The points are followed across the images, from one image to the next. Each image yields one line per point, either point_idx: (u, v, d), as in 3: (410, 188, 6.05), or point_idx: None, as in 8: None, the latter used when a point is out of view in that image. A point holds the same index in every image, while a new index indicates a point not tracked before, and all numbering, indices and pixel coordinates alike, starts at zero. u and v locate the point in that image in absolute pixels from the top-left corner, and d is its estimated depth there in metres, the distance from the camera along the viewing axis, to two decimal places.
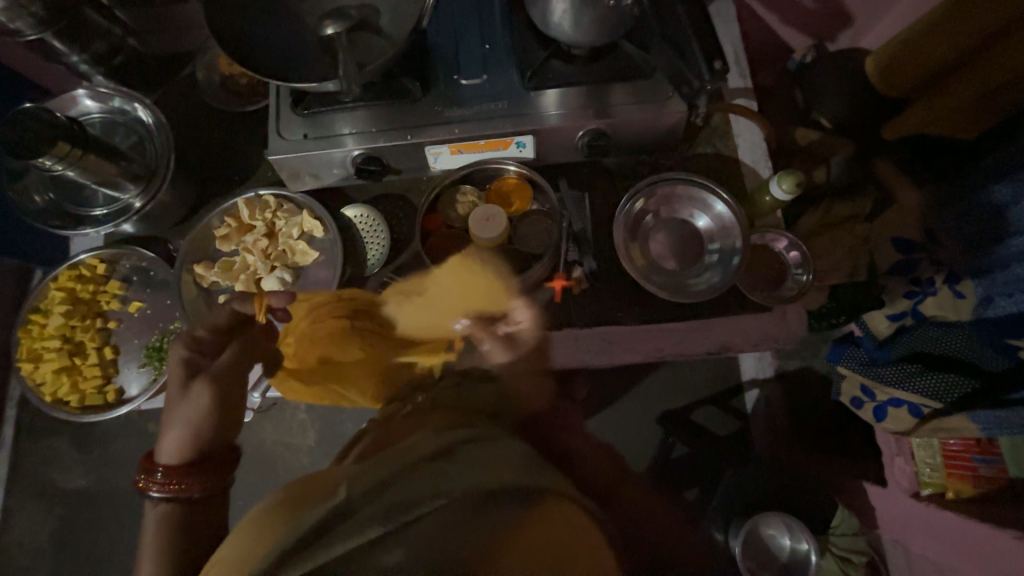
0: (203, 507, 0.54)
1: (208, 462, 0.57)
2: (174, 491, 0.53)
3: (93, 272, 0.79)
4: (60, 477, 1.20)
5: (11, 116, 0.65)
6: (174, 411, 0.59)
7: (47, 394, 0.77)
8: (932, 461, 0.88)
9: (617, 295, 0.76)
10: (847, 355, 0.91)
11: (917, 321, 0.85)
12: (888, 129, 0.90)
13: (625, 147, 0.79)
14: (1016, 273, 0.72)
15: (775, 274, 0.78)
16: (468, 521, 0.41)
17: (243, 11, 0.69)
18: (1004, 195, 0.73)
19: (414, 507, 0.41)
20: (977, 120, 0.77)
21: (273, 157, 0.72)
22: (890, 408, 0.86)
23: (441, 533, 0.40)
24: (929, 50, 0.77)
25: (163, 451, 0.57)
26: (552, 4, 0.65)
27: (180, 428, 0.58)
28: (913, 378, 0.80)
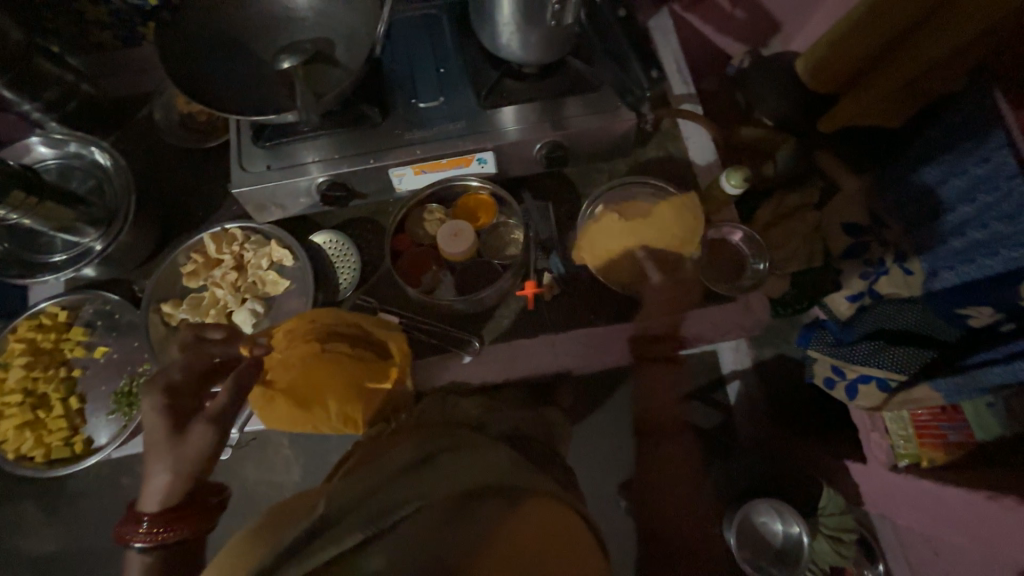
0: (189, 552, 0.52)
1: (197, 510, 0.54)
2: (160, 540, 0.51)
3: (55, 320, 0.77)
4: (25, 545, 1.13)
5: None
6: (158, 455, 0.54)
7: (10, 452, 0.73)
8: (904, 433, 0.90)
9: (587, 297, 0.78)
10: (817, 338, 0.96)
11: (875, 300, 0.90)
12: (825, 122, 0.97)
13: (582, 156, 0.83)
14: (955, 246, 0.77)
15: (735, 264, 0.82)
16: (449, 520, 0.41)
17: (199, 51, 0.71)
18: (934, 176, 0.81)
19: (390, 512, 0.42)
20: (897, 109, 0.86)
21: (237, 190, 0.72)
22: (860, 385, 0.88)
23: (422, 536, 0.40)
24: (852, 48, 0.84)
25: (145, 499, 0.54)
26: (499, 27, 0.69)
27: (167, 470, 0.54)
28: (878, 353, 0.84)
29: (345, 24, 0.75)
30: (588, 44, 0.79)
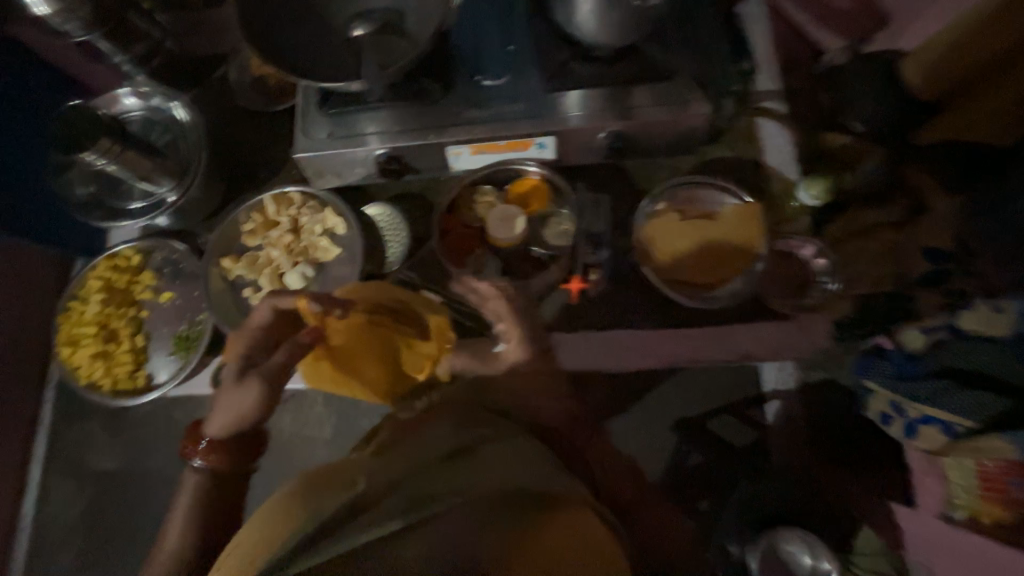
0: (226, 485, 0.57)
1: (247, 450, 0.59)
2: (211, 465, 0.57)
3: (129, 262, 0.83)
4: (89, 460, 1.26)
5: (61, 114, 0.69)
6: (229, 393, 0.59)
7: (82, 378, 0.80)
8: (967, 485, 0.72)
9: (634, 299, 0.75)
10: (872, 367, 0.77)
11: (953, 334, 0.72)
12: (926, 131, 0.81)
13: (646, 150, 0.78)
14: None
15: (802, 282, 0.75)
16: (491, 517, 0.43)
17: (276, 13, 0.72)
18: None
19: (436, 500, 0.44)
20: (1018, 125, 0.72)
21: (299, 155, 0.74)
22: (920, 427, 0.72)
23: (465, 528, 0.42)
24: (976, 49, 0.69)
25: (209, 424, 0.59)
26: (576, 5, 0.65)
27: (231, 407, 0.59)
28: (947, 392, 0.69)
29: None
30: (669, 28, 0.73)
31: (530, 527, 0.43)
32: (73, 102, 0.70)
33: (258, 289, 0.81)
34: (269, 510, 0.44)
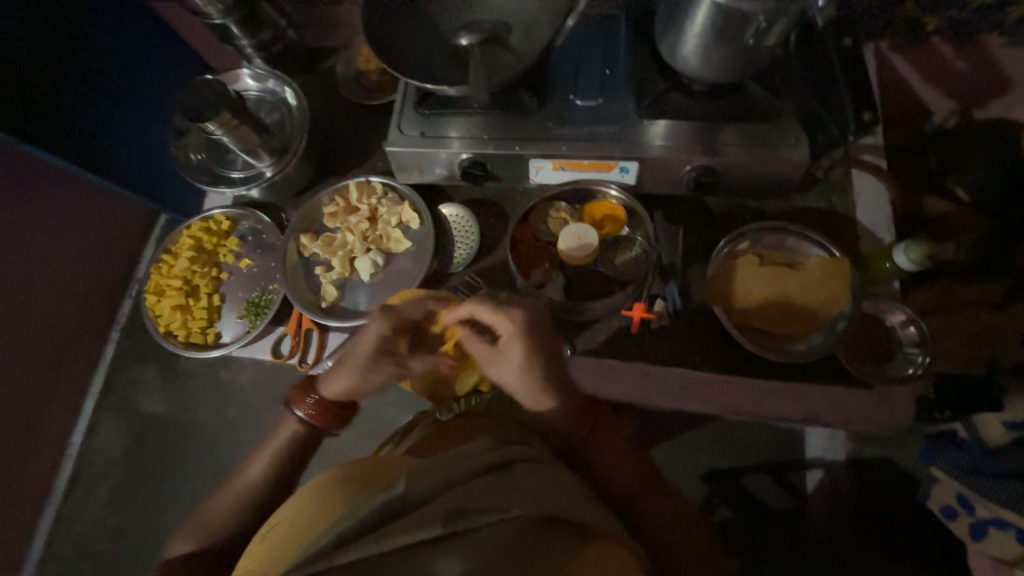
0: (308, 440, 0.68)
1: (344, 414, 0.69)
2: (312, 418, 0.66)
3: (219, 227, 0.89)
4: (144, 401, 1.43)
5: (197, 85, 0.76)
6: (341, 365, 0.65)
7: (161, 326, 0.86)
8: None
9: (697, 339, 0.72)
10: (943, 456, 0.77)
11: None
12: None
13: (730, 189, 0.76)
14: None
15: (885, 349, 0.70)
16: (528, 544, 0.43)
17: (393, 16, 0.76)
18: None
19: (472, 517, 0.44)
20: None
21: (389, 149, 0.77)
22: (992, 528, 0.70)
23: (500, 549, 0.42)
24: None
25: (321, 384, 0.67)
26: (684, 36, 0.64)
27: (339, 379, 0.65)
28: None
29: (528, 11, 0.75)
30: (774, 71, 0.71)
31: (565, 558, 0.43)
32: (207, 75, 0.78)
33: (329, 269, 0.85)
34: (320, 488, 0.52)
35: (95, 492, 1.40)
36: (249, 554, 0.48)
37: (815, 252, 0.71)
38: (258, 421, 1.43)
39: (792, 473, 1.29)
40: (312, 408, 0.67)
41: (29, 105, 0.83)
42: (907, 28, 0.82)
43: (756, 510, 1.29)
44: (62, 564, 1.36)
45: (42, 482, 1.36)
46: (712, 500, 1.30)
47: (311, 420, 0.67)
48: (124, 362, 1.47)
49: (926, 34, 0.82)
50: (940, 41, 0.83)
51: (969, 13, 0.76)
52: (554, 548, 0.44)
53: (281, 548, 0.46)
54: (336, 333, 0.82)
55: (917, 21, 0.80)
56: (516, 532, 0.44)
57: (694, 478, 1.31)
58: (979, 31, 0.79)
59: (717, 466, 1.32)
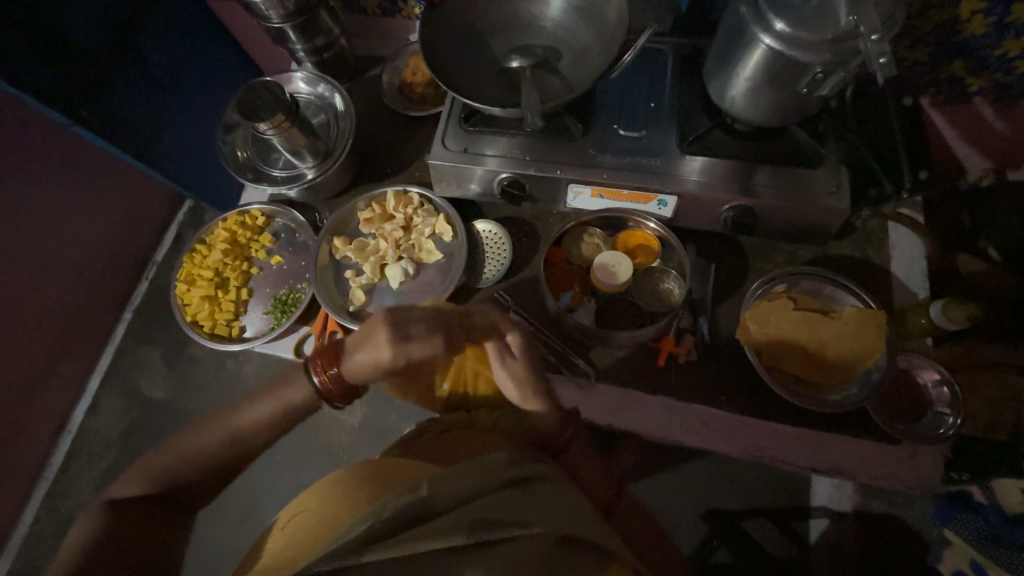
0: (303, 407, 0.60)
1: (362, 390, 0.63)
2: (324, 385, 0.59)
3: (254, 222, 0.90)
4: (145, 385, 1.43)
5: (260, 89, 0.81)
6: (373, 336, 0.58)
7: (187, 315, 0.87)
8: None
9: (721, 377, 0.72)
10: (960, 520, 0.82)
11: None
12: None
13: (766, 229, 0.76)
14: None
15: (916, 406, 0.70)
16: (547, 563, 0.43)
17: (448, 33, 0.78)
18: None
19: (498, 528, 0.42)
20: None
21: (432, 161, 0.78)
22: None
23: (525, 563, 0.40)
24: None
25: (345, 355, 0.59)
26: (734, 79, 0.66)
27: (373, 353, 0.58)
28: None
29: (581, 39, 0.77)
30: (820, 118, 0.72)
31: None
32: (267, 78, 0.81)
33: (359, 274, 0.85)
34: (342, 489, 0.50)
35: (87, 473, 1.38)
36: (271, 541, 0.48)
37: (851, 301, 0.71)
38: None
39: (794, 520, 1.26)
40: (331, 382, 0.59)
41: (90, 91, 0.85)
42: (950, 87, 0.83)
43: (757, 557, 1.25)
44: (43, 543, 1.32)
45: (36, 456, 1.34)
46: (712, 542, 1.27)
47: (327, 393, 0.60)
48: (130, 345, 1.48)
49: (968, 94, 0.83)
50: (982, 102, 0.84)
51: (1016, 78, 0.77)
52: (572, 568, 0.43)
53: (301, 537, 0.45)
54: None
55: (961, 81, 0.81)
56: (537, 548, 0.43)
57: (694, 516, 1.29)
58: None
59: (718, 506, 1.29)
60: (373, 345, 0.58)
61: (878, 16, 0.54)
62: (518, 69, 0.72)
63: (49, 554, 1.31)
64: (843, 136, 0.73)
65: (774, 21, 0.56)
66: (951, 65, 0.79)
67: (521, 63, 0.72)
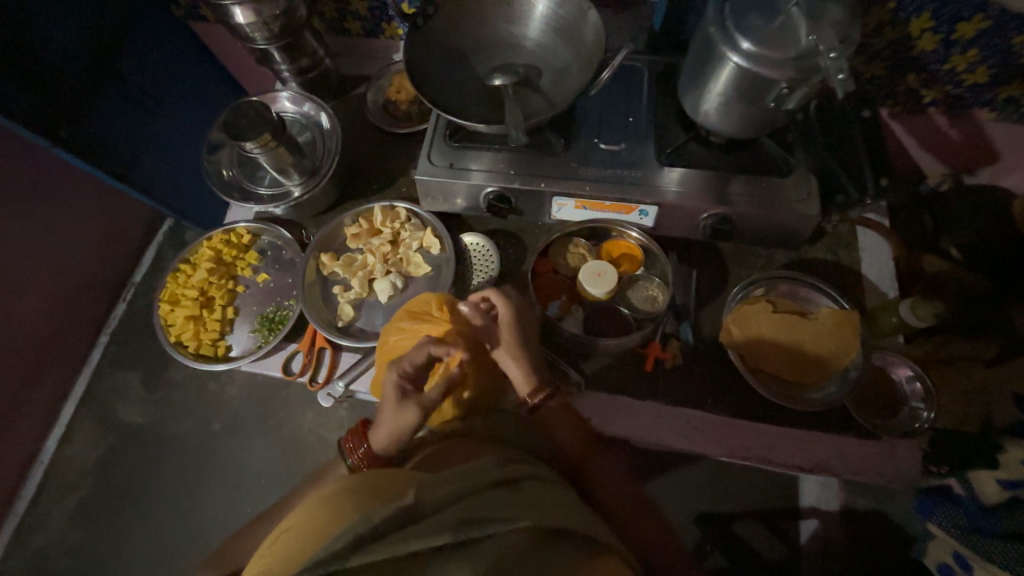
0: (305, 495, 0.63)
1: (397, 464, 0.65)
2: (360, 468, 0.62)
3: (239, 240, 0.90)
4: (122, 410, 1.39)
5: (246, 109, 0.82)
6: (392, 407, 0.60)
7: (171, 336, 0.86)
8: None
9: (707, 381, 0.74)
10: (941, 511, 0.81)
11: None
12: None
13: (741, 236, 0.80)
14: None
15: (889, 402, 0.72)
16: (535, 557, 0.42)
17: (431, 52, 0.80)
18: None
19: (483, 526, 0.42)
20: None
21: (417, 176, 0.79)
22: None
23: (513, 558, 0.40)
24: None
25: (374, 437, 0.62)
26: (707, 95, 0.69)
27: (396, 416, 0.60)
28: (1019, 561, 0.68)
29: (561, 58, 0.80)
30: (788, 130, 0.76)
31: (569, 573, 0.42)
32: (253, 98, 0.82)
33: (347, 289, 0.86)
34: (328, 498, 0.48)
35: (60, 506, 1.32)
36: (259, 558, 0.46)
37: (825, 302, 0.74)
38: (243, 439, 1.37)
39: (784, 522, 1.27)
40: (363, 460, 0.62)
41: (69, 113, 0.84)
42: (906, 98, 0.88)
43: (749, 560, 1.26)
44: None
45: (6, 490, 1.29)
46: (705, 547, 1.27)
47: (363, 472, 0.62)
48: (107, 369, 1.44)
49: (923, 105, 0.88)
50: (936, 112, 0.89)
51: (963, 90, 0.83)
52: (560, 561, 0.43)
53: (288, 550, 0.44)
54: (349, 353, 0.82)
55: (916, 92, 0.86)
56: (525, 542, 0.43)
57: (686, 522, 1.29)
58: (972, 106, 0.85)
59: (709, 509, 1.30)
60: (399, 410, 0.60)
61: (836, 36, 0.58)
62: (502, 87, 0.73)
63: None
64: (811, 147, 0.77)
65: (741, 40, 0.60)
66: (906, 78, 0.84)
67: (504, 81, 0.73)
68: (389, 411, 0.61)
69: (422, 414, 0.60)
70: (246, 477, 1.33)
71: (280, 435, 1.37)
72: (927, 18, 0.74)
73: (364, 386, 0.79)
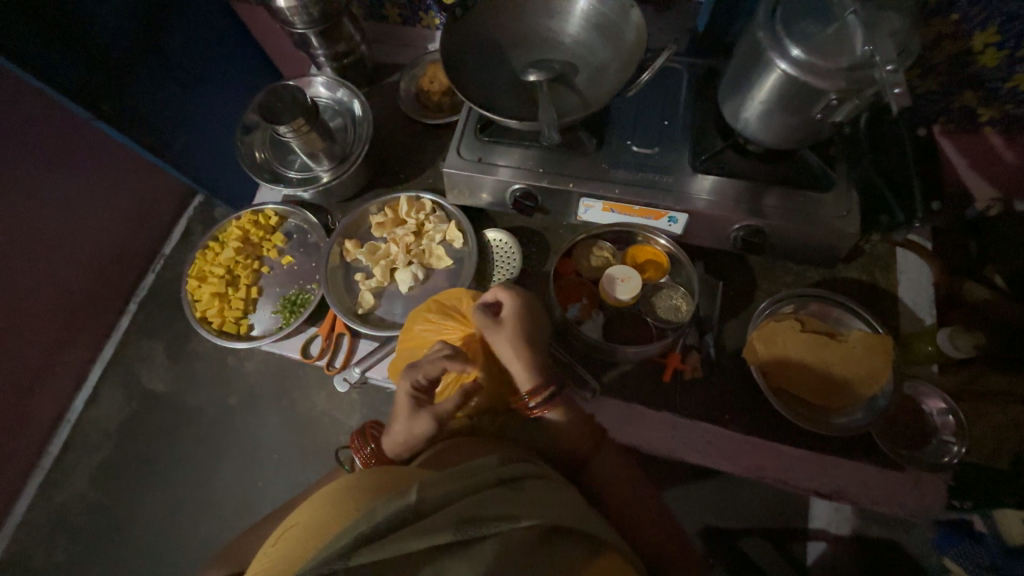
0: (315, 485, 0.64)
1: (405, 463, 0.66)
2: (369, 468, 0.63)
3: (266, 222, 0.91)
4: (146, 378, 1.44)
5: (281, 92, 0.82)
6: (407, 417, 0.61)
7: (197, 311, 0.88)
8: None
9: (726, 396, 0.72)
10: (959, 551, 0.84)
11: None
12: None
13: (773, 250, 0.77)
14: None
15: (918, 432, 0.69)
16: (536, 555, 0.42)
17: (468, 44, 0.79)
18: None
19: (485, 524, 0.41)
20: None
21: (445, 169, 0.79)
22: None
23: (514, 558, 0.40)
24: None
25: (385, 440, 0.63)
26: (748, 101, 0.67)
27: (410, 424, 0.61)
28: None
29: (599, 56, 0.78)
30: (831, 143, 0.73)
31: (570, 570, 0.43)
32: (289, 82, 0.83)
33: (369, 277, 0.86)
34: (333, 494, 0.48)
35: (84, 464, 1.38)
36: (268, 551, 0.47)
37: (857, 324, 0.71)
38: (258, 415, 1.40)
39: (792, 543, 1.24)
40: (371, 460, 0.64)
41: (112, 88, 0.86)
42: (960, 116, 0.84)
43: None
44: (38, 532, 1.32)
45: (35, 445, 1.35)
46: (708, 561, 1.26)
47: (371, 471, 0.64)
48: (133, 337, 1.48)
49: (978, 124, 0.84)
50: (991, 132, 0.84)
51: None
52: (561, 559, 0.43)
53: (294, 546, 0.44)
54: (367, 340, 0.83)
55: (972, 110, 0.82)
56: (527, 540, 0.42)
57: (691, 534, 1.28)
58: None
59: (715, 523, 1.29)
60: (412, 418, 0.61)
61: (894, 47, 0.55)
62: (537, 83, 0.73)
63: (42, 544, 1.31)
64: (855, 163, 0.74)
65: (791, 47, 0.57)
66: (962, 95, 0.80)
67: (538, 78, 0.72)
68: (401, 419, 0.62)
69: (435, 424, 0.60)
70: (259, 452, 1.37)
71: (294, 414, 1.40)
72: (992, 32, 0.70)
73: (379, 374, 0.80)
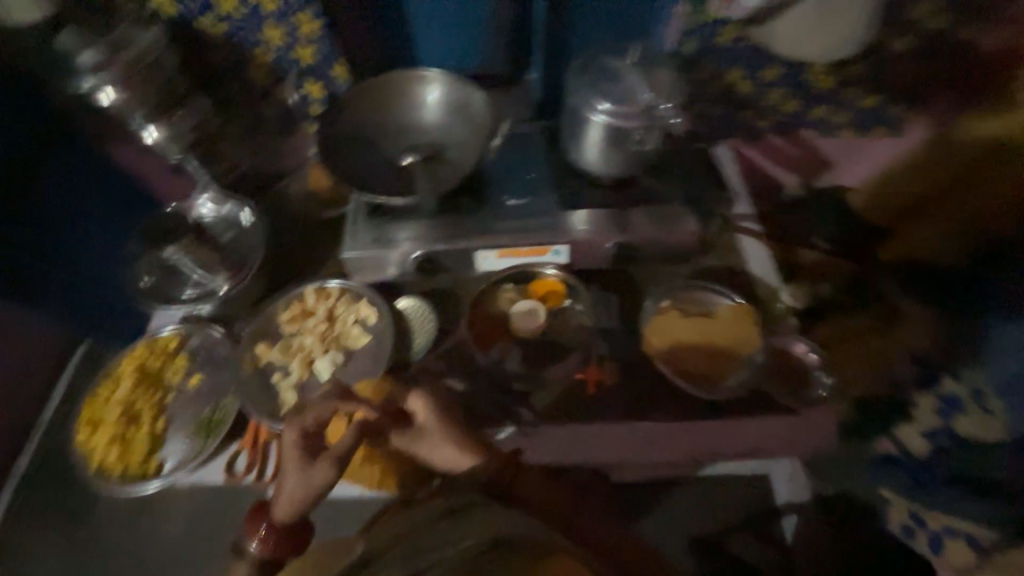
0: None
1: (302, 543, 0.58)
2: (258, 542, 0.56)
3: (166, 347, 0.88)
4: None
5: None
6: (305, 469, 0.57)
7: (94, 463, 0.79)
8: None
9: (647, 391, 0.79)
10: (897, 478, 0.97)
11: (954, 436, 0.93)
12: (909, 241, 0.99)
13: (646, 259, 0.90)
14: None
15: (800, 378, 0.81)
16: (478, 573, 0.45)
17: (346, 143, 0.89)
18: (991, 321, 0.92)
19: (424, 555, 0.48)
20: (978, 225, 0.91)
21: (346, 254, 0.84)
22: None
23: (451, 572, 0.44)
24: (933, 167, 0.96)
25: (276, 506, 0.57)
26: (585, 148, 0.82)
27: (308, 482, 0.57)
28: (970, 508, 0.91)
29: (459, 131, 0.90)
30: (660, 167, 0.91)
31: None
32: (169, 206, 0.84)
33: (286, 374, 0.84)
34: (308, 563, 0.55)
35: None
36: None
37: (721, 300, 0.84)
38: None
39: None
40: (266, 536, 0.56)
41: None
42: (748, 129, 1.11)
43: None
44: None
45: None
46: None
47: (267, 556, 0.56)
48: None
49: (762, 131, 1.12)
50: (774, 135, 1.13)
51: (786, 117, 1.08)
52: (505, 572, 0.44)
53: None
54: None
55: (753, 124, 1.09)
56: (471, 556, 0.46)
57: None
58: (797, 126, 1.10)
59: None
60: (309, 471, 0.56)
61: (667, 93, 0.74)
62: (411, 164, 0.88)
63: None
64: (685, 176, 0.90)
65: (598, 104, 0.74)
66: (741, 114, 1.06)
67: (412, 160, 0.88)
68: (295, 474, 0.57)
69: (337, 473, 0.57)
70: None
71: None
72: (740, 71, 0.95)
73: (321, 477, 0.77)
